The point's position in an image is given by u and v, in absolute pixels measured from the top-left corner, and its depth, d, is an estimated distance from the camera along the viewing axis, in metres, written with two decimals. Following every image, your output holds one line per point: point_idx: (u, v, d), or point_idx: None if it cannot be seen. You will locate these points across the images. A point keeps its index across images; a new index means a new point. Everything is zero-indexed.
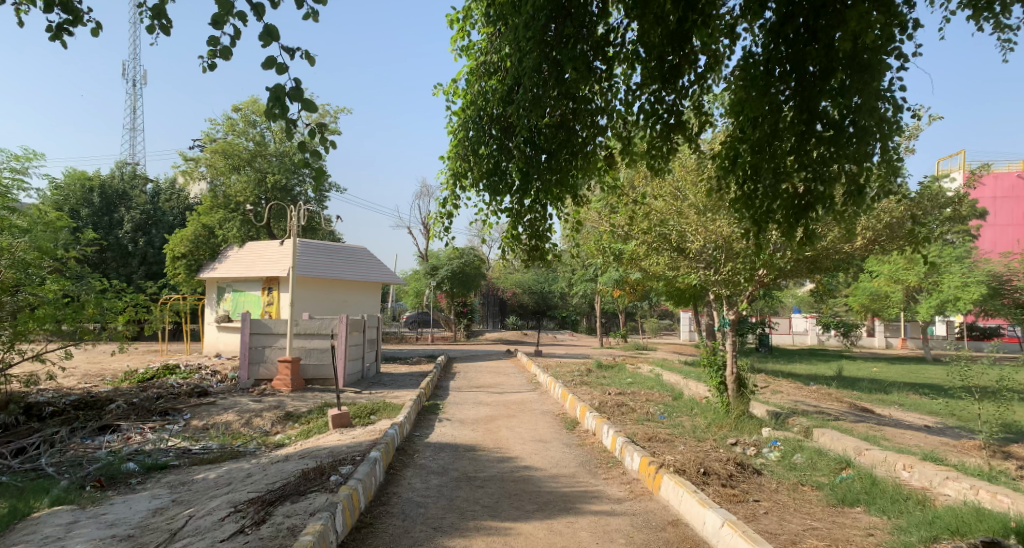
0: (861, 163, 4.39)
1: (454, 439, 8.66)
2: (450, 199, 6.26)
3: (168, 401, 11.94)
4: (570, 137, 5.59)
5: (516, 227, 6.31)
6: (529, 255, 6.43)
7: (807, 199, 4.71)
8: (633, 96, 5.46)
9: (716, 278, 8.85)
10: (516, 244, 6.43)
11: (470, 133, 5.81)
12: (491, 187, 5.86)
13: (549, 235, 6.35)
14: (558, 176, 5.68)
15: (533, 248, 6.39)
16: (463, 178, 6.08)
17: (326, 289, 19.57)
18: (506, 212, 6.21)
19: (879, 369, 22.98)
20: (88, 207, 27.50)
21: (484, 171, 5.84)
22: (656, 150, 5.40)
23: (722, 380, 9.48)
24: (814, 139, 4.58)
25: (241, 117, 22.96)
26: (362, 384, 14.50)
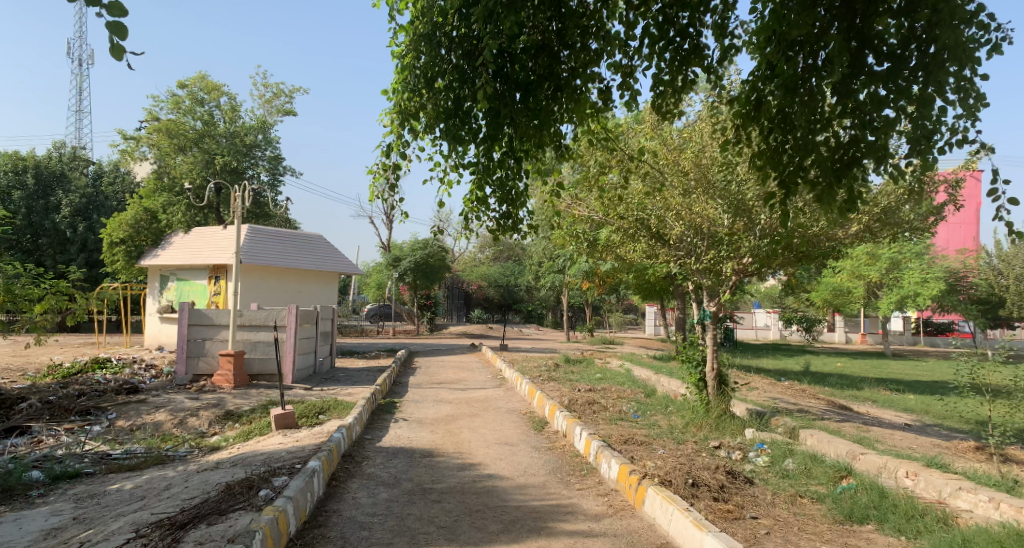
0: (925, 103, 3.98)
1: (410, 443, 7.80)
2: (396, 146, 5.39)
3: (93, 399, 10.92)
4: (554, 69, 4.94)
5: (484, 188, 5.55)
6: (498, 224, 5.67)
7: (849, 152, 4.25)
8: (635, 15, 4.77)
9: (696, 265, 8.22)
10: (484, 208, 5.69)
11: (420, 60, 4.98)
12: (450, 131, 5.06)
13: (523, 201, 5.57)
14: (536, 121, 5.00)
15: (503, 216, 5.64)
16: (412, 120, 5.20)
17: (277, 279, 18.42)
18: (471, 169, 5.46)
19: (843, 364, 22.77)
20: (21, 190, 25.69)
21: (441, 111, 5.04)
22: (665, 86, 4.90)
23: (702, 378, 8.78)
24: (863, 77, 4.13)
25: (188, 94, 21.55)
26: (314, 379, 13.51)
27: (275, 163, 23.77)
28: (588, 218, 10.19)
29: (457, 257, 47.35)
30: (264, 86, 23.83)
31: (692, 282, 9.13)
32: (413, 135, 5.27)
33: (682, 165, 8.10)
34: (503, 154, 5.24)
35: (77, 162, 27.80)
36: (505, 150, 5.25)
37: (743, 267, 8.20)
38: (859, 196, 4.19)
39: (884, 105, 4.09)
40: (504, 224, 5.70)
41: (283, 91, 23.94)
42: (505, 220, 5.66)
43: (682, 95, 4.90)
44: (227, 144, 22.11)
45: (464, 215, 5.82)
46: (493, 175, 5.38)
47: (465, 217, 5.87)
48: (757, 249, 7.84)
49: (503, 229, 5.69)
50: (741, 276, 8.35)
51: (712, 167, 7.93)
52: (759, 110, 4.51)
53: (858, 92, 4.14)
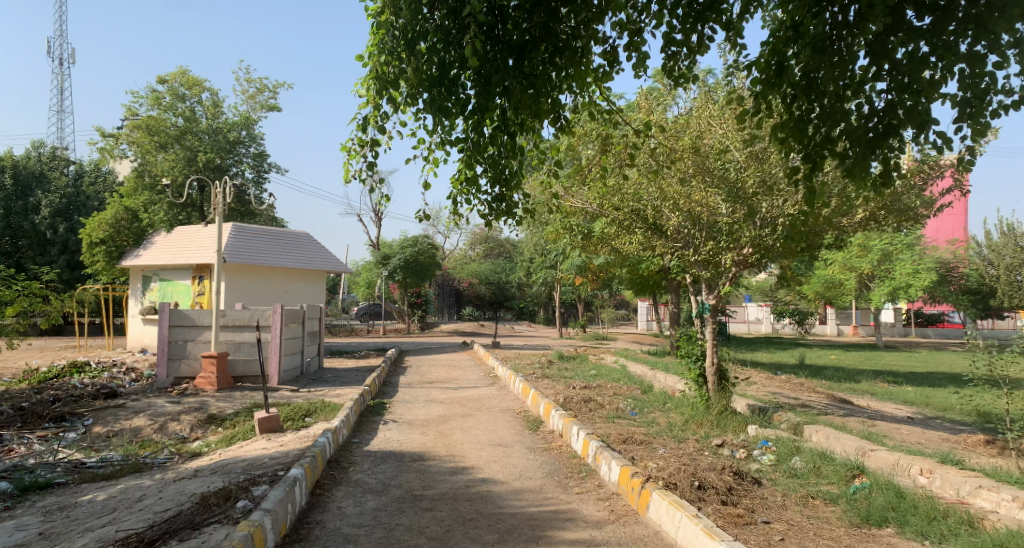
0: (977, 63, 4.13)
1: (399, 446, 7.48)
2: (371, 120, 5.05)
3: (68, 405, 10.60)
4: (550, 33, 4.73)
5: (474, 168, 5.31)
6: (491, 207, 5.44)
7: (881, 125, 4.35)
8: None
9: (695, 257, 7.91)
10: (474, 189, 5.41)
11: (399, 22, 4.67)
12: (436, 102, 4.81)
13: (518, 181, 5.30)
14: (531, 87, 4.77)
15: (496, 198, 5.43)
16: (389, 90, 4.86)
17: (262, 278, 18.00)
18: (459, 147, 5.22)
19: (838, 357, 22.63)
20: (0, 191, 25.09)
21: (423, 79, 4.74)
22: (678, 46, 4.95)
23: (701, 373, 8.47)
24: (903, 33, 4.26)
25: (168, 90, 21.05)
26: (301, 380, 13.14)
27: (260, 160, 23.30)
28: (583, 211, 9.96)
29: (448, 254, 46.89)
30: (247, 81, 23.35)
31: (690, 274, 8.80)
32: (390, 111, 4.99)
33: (678, 152, 7.83)
34: (494, 128, 5.06)
35: (57, 162, 27.21)
36: (498, 125, 5.04)
37: (744, 259, 7.84)
38: (897, 167, 4.30)
39: (926, 65, 4.23)
40: (496, 209, 5.50)
41: (267, 86, 23.47)
42: (499, 202, 5.45)
43: (699, 56, 4.95)
44: (210, 141, 21.64)
45: (454, 200, 5.68)
46: (484, 154, 5.14)
47: (457, 199, 5.71)
48: (756, 239, 7.53)
49: (497, 213, 5.49)
50: (741, 268, 8.00)
51: (710, 155, 7.72)
52: (782, 76, 4.49)
53: (895, 50, 4.28)
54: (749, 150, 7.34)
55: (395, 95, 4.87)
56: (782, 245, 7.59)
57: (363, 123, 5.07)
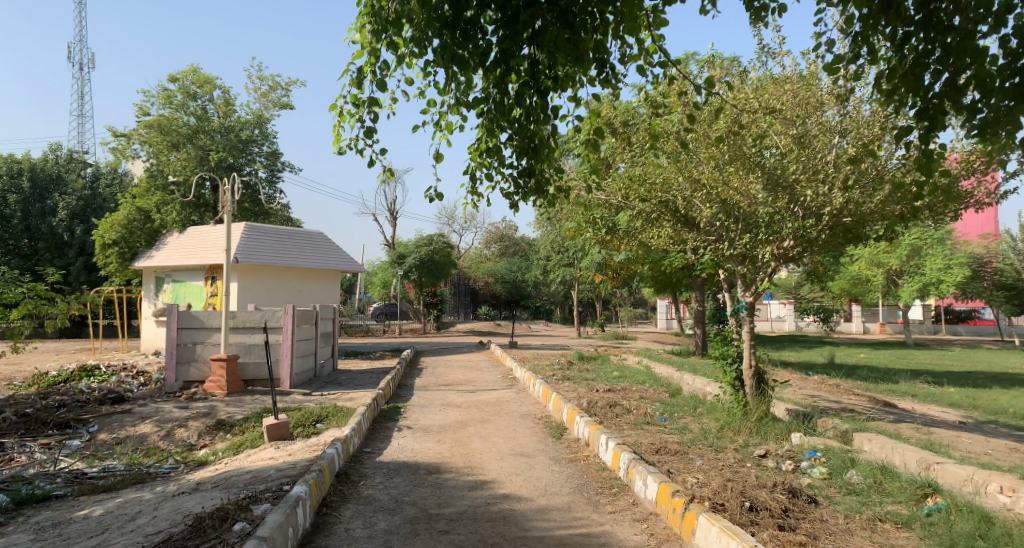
0: None
1: (414, 456, 6.98)
2: (368, 68, 4.70)
3: (73, 411, 10.23)
4: None
5: (498, 135, 4.94)
6: (514, 186, 5.04)
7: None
8: None
9: (730, 251, 7.31)
10: (497, 157, 5.07)
11: None
12: (457, 57, 4.39)
13: (555, 150, 4.87)
14: (566, 33, 4.23)
15: (519, 176, 5.03)
16: (391, 34, 4.46)
17: (276, 278, 17.60)
18: (478, 109, 4.90)
19: (867, 356, 21.81)
20: (17, 193, 24.92)
21: (436, 21, 4.34)
22: None
23: (738, 376, 7.87)
24: None
25: (180, 88, 20.75)
26: (314, 383, 12.70)
27: (272, 159, 22.96)
28: (608, 204, 9.44)
29: (464, 254, 46.40)
30: (259, 79, 22.99)
31: (723, 271, 8.16)
32: (384, 62, 4.61)
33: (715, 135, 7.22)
34: (519, 86, 4.62)
35: (74, 164, 27.07)
36: (525, 86, 4.63)
37: (784, 253, 7.11)
38: None
39: None
40: (521, 190, 5.13)
41: (279, 83, 23.10)
42: (524, 182, 5.04)
43: None
44: (222, 140, 21.30)
45: (471, 176, 5.39)
46: (506, 118, 4.79)
47: (472, 176, 5.42)
48: (796, 231, 6.82)
49: (524, 194, 5.12)
50: (782, 262, 7.25)
51: (747, 141, 6.97)
52: (889, 9, 4.18)
53: None
54: (792, 131, 6.78)
55: (394, 47, 4.48)
56: (826, 237, 6.97)
57: (356, 77, 4.69)
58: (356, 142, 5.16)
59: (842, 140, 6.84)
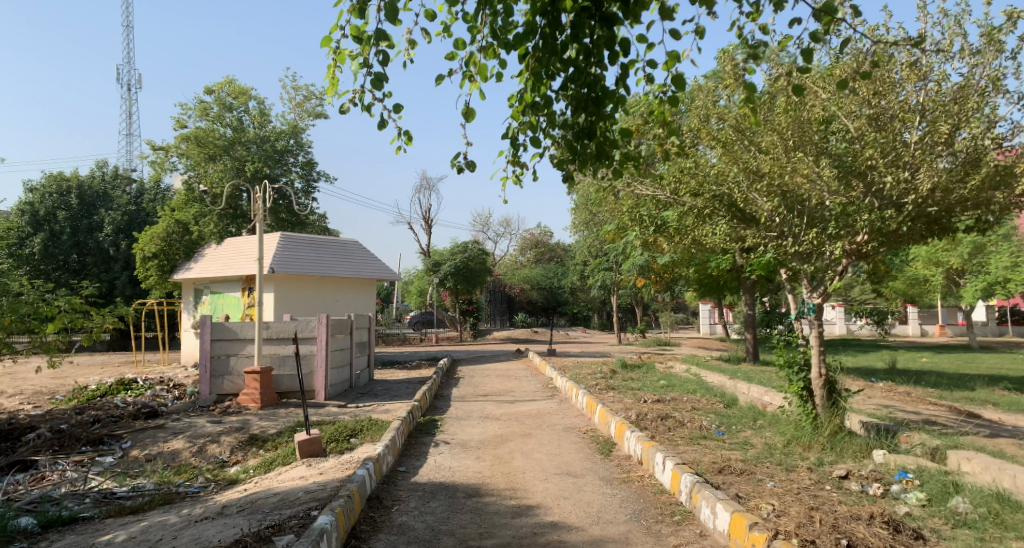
0: None
1: (453, 476, 6.46)
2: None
3: (107, 427, 9.93)
4: None
5: (549, 78, 4.41)
6: (568, 149, 4.54)
7: None
8: None
9: (794, 248, 6.65)
10: (538, 110, 4.54)
11: None
12: None
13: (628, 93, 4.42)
14: None
15: (574, 140, 4.52)
16: None
17: (312, 288, 17.33)
18: (522, 51, 4.37)
19: (930, 360, 20.53)
20: (65, 210, 25.37)
21: None
22: None
23: (807, 386, 7.13)
24: None
25: (215, 100, 20.76)
26: (350, 395, 12.28)
27: (308, 169, 22.84)
28: (655, 200, 8.91)
29: (501, 262, 45.98)
30: (293, 89, 22.93)
31: (785, 271, 7.44)
32: None
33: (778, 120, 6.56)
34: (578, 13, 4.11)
35: (119, 180, 27.42)
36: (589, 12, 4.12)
37: (857, 248, 6.37)
38: None
39: None
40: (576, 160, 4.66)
41: (313, 92, 23.02)
42: (581, 149, 4.55)
43: None
44: (257, 151, 21.24)
45: (511, 140, 4.86)
46: (559, 60, 4.26)
47: (513, 149, 4.95)
48: (870, 224, 6.11)
49: (581, 163, 4.64)
50: (855, 260, 6.53)
51: (812, 125, 6.44)
52: None
53: None
54: (870, 109, 6.06)
55: None
56: (907, 229, 6.27)
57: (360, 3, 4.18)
58: (360, 95, 4.68)
59: (925, 124, 6.04)
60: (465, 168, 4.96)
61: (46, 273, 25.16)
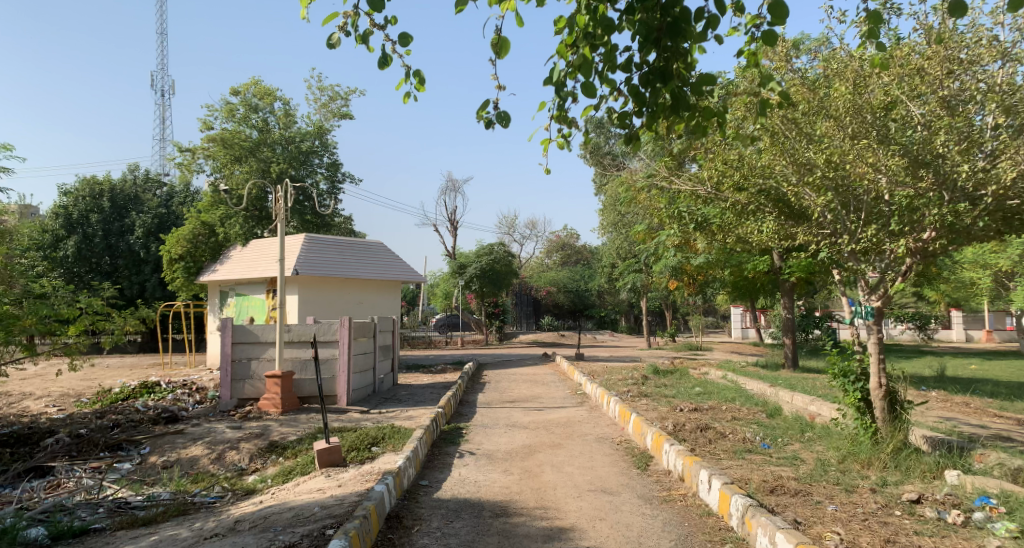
0: None
1: (480, 491, 6.00)
2: None
3: (126, 431, 9.59)
4: None
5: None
6: (637, 95, 4.16)
7: None
8: None
9: (851, 247, 6.11)
10: (591, 38, 4.15)
11: None
12: None
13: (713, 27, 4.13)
14: None
15: (640, 85, 4.19)
16: None
17: (337, 290, 17.03)
18: None
19: (980, 367, 19.60)
20: (98, 212, 25.47)
21: None
22: None
23: (864, 397, 6.54)
24: None
25: (241, 101, 20.64)
26: (372, 400, 11.89)
27: (334, 170, 22.64)
28: (695, 195, 8.42)
29: (527, 265, 45.58)
30: (319, 90, 22.77)
31: (839, 273, 6.84)
32: None
33: (834, 106, 6.12)
34: None
35: (150, 183, 27.48)
36: None
37: (923, 246, 5.79)
38: None
39: None
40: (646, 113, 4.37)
41: (339, 93, 22.84)
42: (647, 96, 4.24)
43: None
44: (283, 152, 21.10)
45: (556, 87, 4.27)
46: None
47: (557, 104, 4.50)
48: (940, 219, 5.49)
49: (651, 115, 4.31)
50: (919, 260, 5.94)
51: (872, 111, 5.95)
52: None
53: None
54: (942, 91, 5.52)
55: None
56: (983, 226, 5.61)
57: None
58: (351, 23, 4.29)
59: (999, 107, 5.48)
60: (496, 121, 4.60)
61: (78, 276, 25.26)
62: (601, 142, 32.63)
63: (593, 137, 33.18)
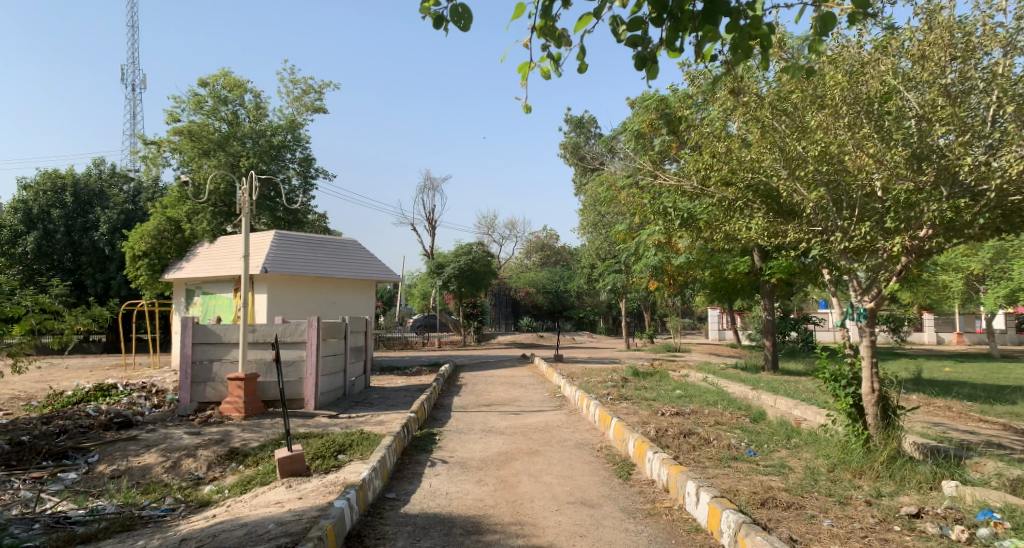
0: None
1: (450, 505, 5.58)
2: None
3: (75, 438, 9.00)
4: None
5: None
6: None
7: None
8: None
9: (844, 244, 5.83)
10: None
11: None
12: None
13: None
14: None
15: None
16: None
17: (308, 289, 16.49)
18: None
19: (953, 369, 19.67)
20: (60, 208, 24.56)
21: None
22: None
23: (856, 403, 6.25)
24: None
25: (210, 93, 19.98)
26: (342, 404, 11.40)
27: (307, 165, 22.06)
28: (680, 190, 8.06)
29: (505, 264, 45.26)
30: (292, 83, 22.19)
31: (830, 272, 6.55)
32: None
33: (828, 95, 5.83)
34: None
35: (117, 178, 26.59)
36: None
37: (919, 245, 5.52)
38: None
39: None
40: (667, 24, 3.89)
41: (312, 87, 22.27)
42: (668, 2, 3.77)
43: None
44: (254, 147, 20.48)
45: None
46: None
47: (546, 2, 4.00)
48: (939, 214, 5.28)
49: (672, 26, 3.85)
50: (914, 260, 5.68)
51: (869, 101, 5.66)
52: None
53: None
54: (947, 78, 5.22)
55: None
56: (982, 223, 5.36)
57: None
58: None
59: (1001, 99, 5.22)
60: (452, 19, 4.02)
61: (40, 273, 24.33)
62: (581, 142, 32.59)
63: (573, 137, 32.95)
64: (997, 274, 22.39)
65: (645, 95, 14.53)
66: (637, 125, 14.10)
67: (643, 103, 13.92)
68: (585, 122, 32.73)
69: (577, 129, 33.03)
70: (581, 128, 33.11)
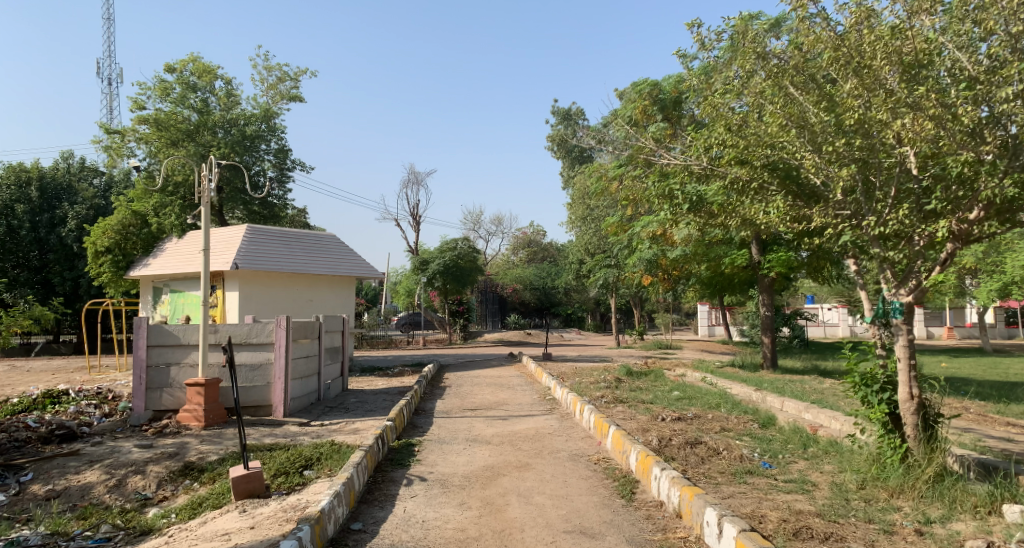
0: None
1: (426, 538, 4.71)
2: None
3: (8, 454, 8.02)
4: None
5: None
6: None
7: None
8: None
9: (879, 229, 5.04)
10: None
11: None
12: None
13: None
14: None
15: None
16: None
17: (282, 285, 15.54)
18: None
19: (951, 365, 19.09)
20: (25, 203, 23.30)
21: None
22: None
23: (891, 411, 5.44)
24: None
25: (178, 80, 18.90)
26: (314, 410, 10.51)
27: (282, 156, 21.05)
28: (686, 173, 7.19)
29: (491, 261, 44.43)
30: (267, 70, 21.18)
31: (859, 264, 5.75)
32: None
33: (864, 55, 5.11)
34: None
35: (86, 172, 25.33)
36: None
37: (968, 229, 4.74)
38: None
39: None
40: None
41: (287, 74, 21.27)
42: None
43: None
44: (225, 136, 19.44)
45: None
46: None
47: None
48: (997, 192, 4.53)
49: None
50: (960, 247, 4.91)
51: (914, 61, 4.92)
52: None
53: None
54: (1017, 27, 4.48)
55: None
56: None
57: None
58: None
59: None
60: None
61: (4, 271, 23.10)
62: (569, 134, 31.84)
63: (560, 129, 32.16)
64: (989, 267, 21.88)
65: (637, 81, 13.79)
66: (630, 112, 13.29)
67: (636, 88, 13.19)
68: (572, 114, 32.04)
69: (564, 121, 32.24)
70: (568, 120, 32.36)
